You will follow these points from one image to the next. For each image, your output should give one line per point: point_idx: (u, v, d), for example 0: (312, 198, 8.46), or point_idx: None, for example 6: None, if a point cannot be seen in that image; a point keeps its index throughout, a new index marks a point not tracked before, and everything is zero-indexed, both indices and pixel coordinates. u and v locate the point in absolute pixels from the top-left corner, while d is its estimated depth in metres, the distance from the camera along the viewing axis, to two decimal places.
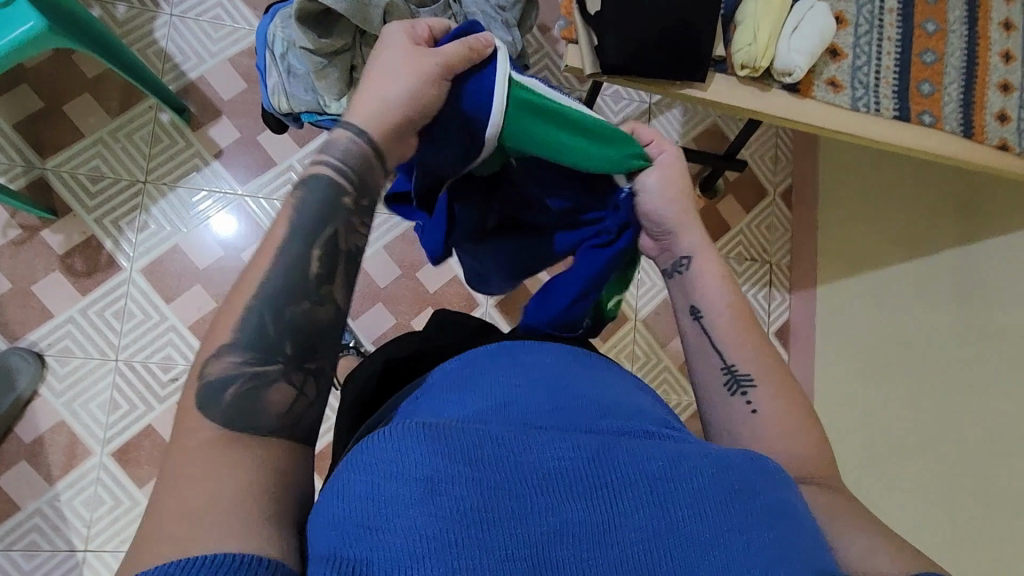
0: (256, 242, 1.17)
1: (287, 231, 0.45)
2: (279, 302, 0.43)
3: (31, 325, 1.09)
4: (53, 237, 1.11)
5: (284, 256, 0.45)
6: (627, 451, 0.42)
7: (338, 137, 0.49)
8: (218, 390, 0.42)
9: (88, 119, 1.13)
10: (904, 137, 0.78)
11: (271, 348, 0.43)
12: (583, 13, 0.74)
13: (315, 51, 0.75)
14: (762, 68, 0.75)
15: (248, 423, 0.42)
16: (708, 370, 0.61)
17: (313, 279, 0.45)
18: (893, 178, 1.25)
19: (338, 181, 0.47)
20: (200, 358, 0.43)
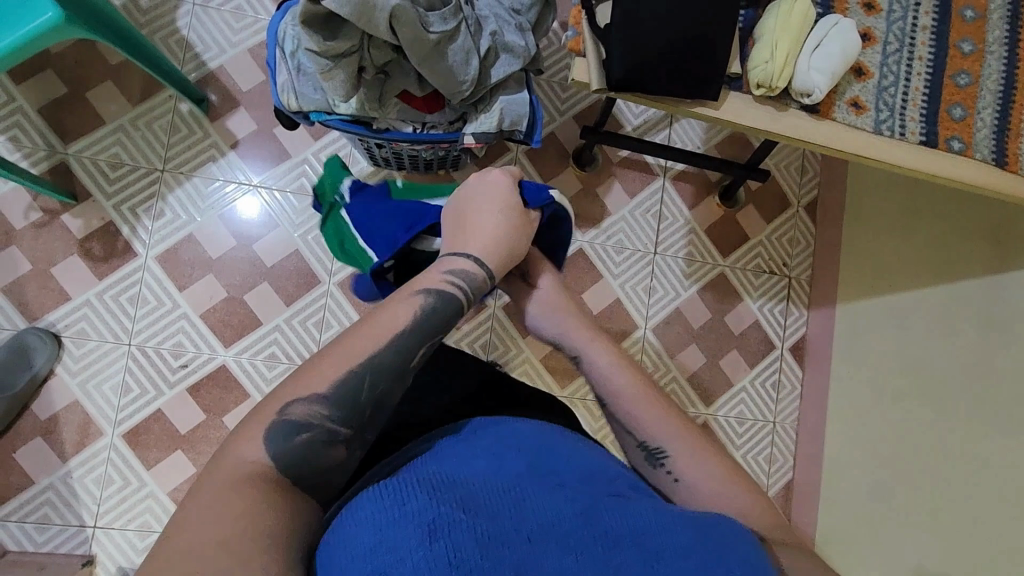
0: (269, 234, 1.18)
1: (407, 325, 0.55)
2: (377, 373, 0.51)
3: (50, 306, 1.12)
4: (72, 222, 1.13)
5: (397, 342, 0.54)
6: (611, 514, 0.45)
7: (458, 266, 0.63)
8: (292, 432, 0.47)
9: (109, 106, 1.15)
10: (929, 164, 0.75)
11: (354, 412, 0.50)
12: (591, 25, 0.73)
13: (320, 53, 0.73)
14: (778, 87, 0.72)
15: (301, 468, 0.46)
16: (629, 449, 0.65)
17: (411, 367, 0.55)
18: (909, 202, 1.19)
19: (457, 294, 0.61)
20: (289, 397, 0.49)
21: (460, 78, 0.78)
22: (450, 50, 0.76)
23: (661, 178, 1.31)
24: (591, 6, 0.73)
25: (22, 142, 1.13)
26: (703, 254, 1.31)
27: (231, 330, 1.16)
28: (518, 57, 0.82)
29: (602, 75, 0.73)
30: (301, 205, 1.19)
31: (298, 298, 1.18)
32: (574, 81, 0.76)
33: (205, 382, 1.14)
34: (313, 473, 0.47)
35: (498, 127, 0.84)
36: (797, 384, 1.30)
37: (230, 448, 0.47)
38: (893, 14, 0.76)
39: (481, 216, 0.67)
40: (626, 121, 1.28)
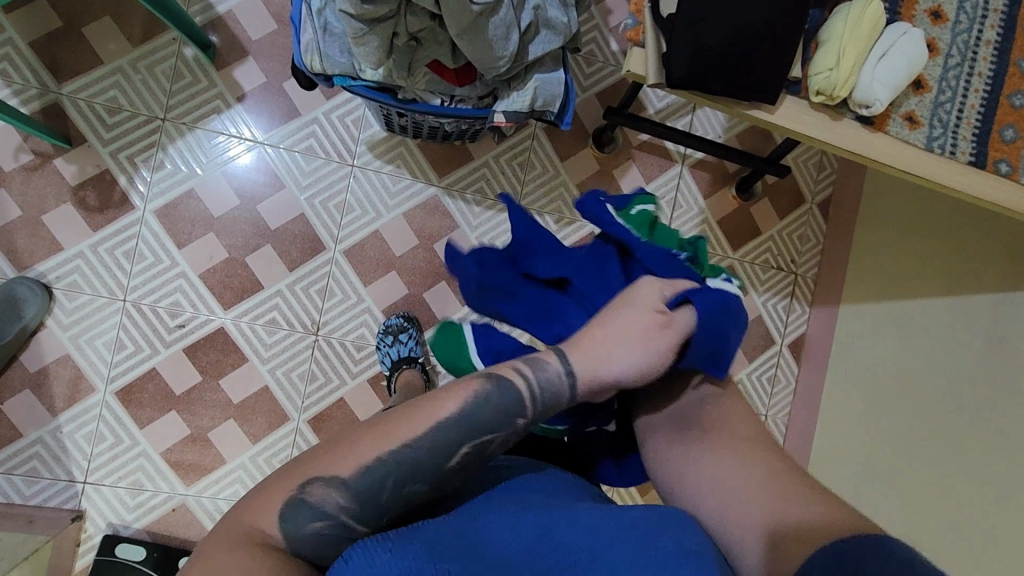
0: (273, 194, 1.13)
1: (455, 415, 0.51)
2: (408, 473, 0.48)
3: (40, 255, 1.07)
4: (66, 166, 1.08)
5: (438, 435, 0.50)
6: (559, 530, 0.46)
7: (550, 366, 0.57)
8: (305, 517, 0.46)
9: (108, 45, 1.08)
10: (973, 185, 0.75)
11: (366, 508, 0.47)
12: (654, 14, 0.71)
13: (355, 16, 0.69)
14: (839, 97, 0.71)
15: (307, 552, 0.45)
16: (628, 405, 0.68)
17: (447, 470, 0.50)
18: (912, 211, 1.19)
19: (523, 397, 0.54)
20: (311, 475, 0.47)
21: (498, 53, 0.74)
22: (491, 23, 0.72)
23: (679, 165, 1.28)
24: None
25: (12, 78, 1.06)
26: (713, 245, 1.29)
27: (231, 293, 1.12)
28: (559, 34, 0.78)
29: (660, 69, 0.71)
30: (308, 165, 1.14)
31: (301, 264, 1.14)
32: (629, 72, 0.73)
33: (202, 344, 1.11)
34: (322, 559, 0.46)
35: (530, 107, 0.81)
36: (792, 381, 1.32)
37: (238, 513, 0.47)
38: (958, 26, 0.74)
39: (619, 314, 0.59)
40: (650, 104, 1.24)
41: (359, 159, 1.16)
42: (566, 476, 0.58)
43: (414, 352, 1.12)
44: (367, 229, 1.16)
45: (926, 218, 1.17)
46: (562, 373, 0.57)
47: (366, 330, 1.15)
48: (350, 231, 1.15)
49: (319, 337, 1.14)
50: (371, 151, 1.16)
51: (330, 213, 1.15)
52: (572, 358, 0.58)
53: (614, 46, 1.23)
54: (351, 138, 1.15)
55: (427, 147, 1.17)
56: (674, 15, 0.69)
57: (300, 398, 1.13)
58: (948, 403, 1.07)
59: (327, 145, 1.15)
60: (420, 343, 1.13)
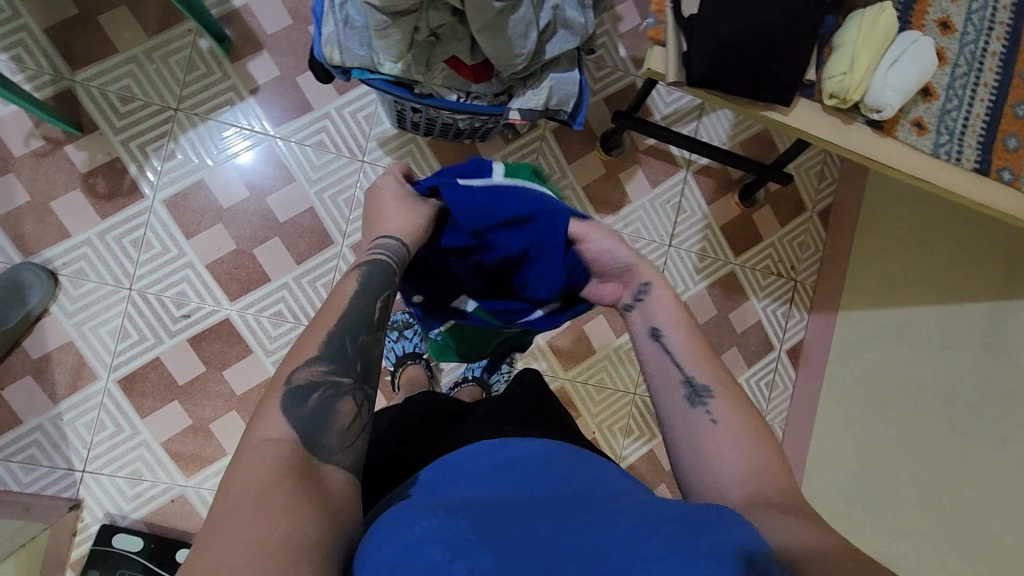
0: (282, 187, 1.14)
1: (357, 288, 0.63)
2: (353, 330, 0.58)
3: (47, 241, 1.07)
4: (76, 154, 1.08)
5: (356, 305, 0.61)
6: (604, 516, 0.45)
7: (382, 241, 0.68)
8: (301, 396, 0.52)
9: (122, 34, 1.09)
10: (977, 191, 0.77)
11: (346, 364, 0.56)
12: (676, 16, 0.73)
13: (379, 9, 0.70)
14: (852, 100, 0.73)
15: (320, 432, 0.51)
16: (662, 376, 0.65)
17: (376, 320, 0.61)
18: (916, 220, 1.21)
19: (392, 262, 0.66)
20: (291, 368, 0.54)
21: (516, 51, 0.75)
22: (511, 19, 0.73)
23: (684, 170, 1.30)
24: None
25: (25, 64, 1.06)
26: (716, 250, 1.31)
27: (237, 284, 1.12)
28: (575, 34, 0.79)
29: (680, 67, 0.73)
30: (319, 159, 1.15)
31: (309, 257, 1.14)
32: (649, 70, 0.75)
33: (207, 334, 1.11)
34: (326, 433, 0.51)
35: (545, 105, 0.82)
36: (789, 386, 1.33)
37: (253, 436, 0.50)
38: (966, 37, 0.77)
39: (384, 202, 0.73)
40: (656, 109, 1.26)
41: (369, 155, 1.16)
42: (609, 472, 0.57)
43: (418, 349, 1.12)
44: None
45: (925, 225, 1.20)
46: (394, 241, 0.68)
47: None
48: (359, 225, 1.16)
49: None
50: (381, 147, 1.17)
51: (339, 208, 1.15)
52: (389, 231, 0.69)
53: (624, 52, 1.25)
54: (361, 133, 1.16)
55: (437, 144, 1.18)
56: (695, 16, 0.71)
57: None
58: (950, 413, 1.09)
59: (338, 140, 1.15)
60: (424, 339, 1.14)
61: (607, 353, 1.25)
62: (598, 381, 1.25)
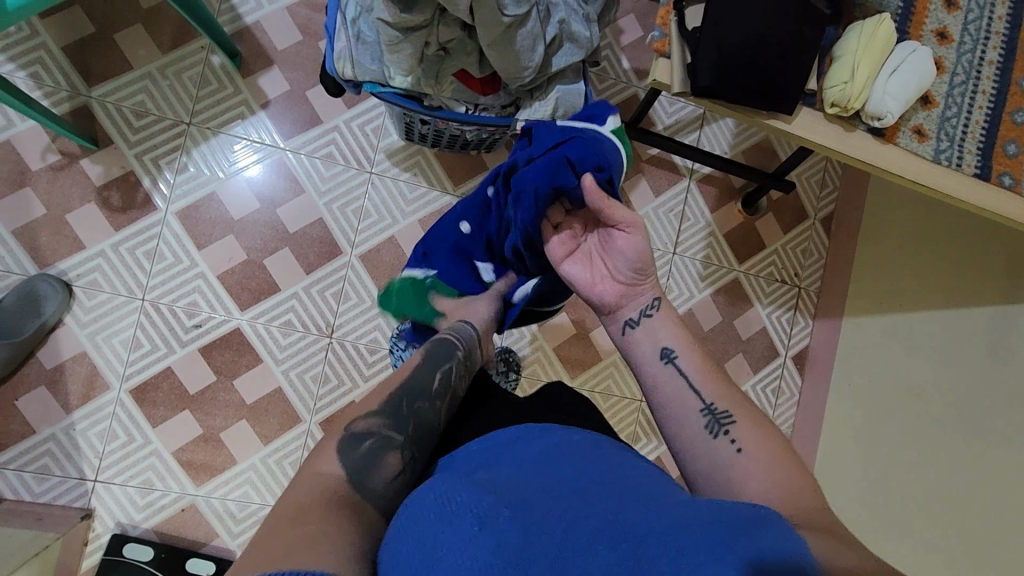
0: (292, 198, 1.16)
1: (422, 362, 0.69)
2: (408, 394, 0.65)
3: (62, 253, 1.09)
4: (92, 168, 1.10)
5: (419, 375, 0.68)
6: (645, 508, 0.45)
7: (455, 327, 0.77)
8: (355, 442, 0.60)
9: (137, 51, 1.11)
10: (979, 196, 0.78)
11: (402, 424, 0.62)
12: (681, 27, 0.74)
13: (391, 24, 0.72)
14: (853, 108, 0.75)
15: (361, 475, 0.57)
16: (684, 421, 0.62)
17: (434, 392, 0.67)
18: (913, 225, 1.23)
19: (454, 343, 0.73)
20: (350, 419, 0.62)
21: (524, 64, 0.77)
22: (520, 34, 0.75)
23: (688, 179, 1.32)
24: (681, 7, 0.75)
25: (43, 80, 1.09)
26: (720, 257, 1.32)
27: (248, 294, 1.14)
28: (581, 47, 0.81)
29: (685, 78, 0.75)
30: (328, 171, 1.17)
31: (318, 267, 1.16)
32: (654, 81, 0.77)
33: (217, 344, 1.13)
34: (367, 474, 0.57)
35: (551, 115, 0.83)
36: (796, 393, 1.34)
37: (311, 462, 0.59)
38: (963, 46, 0.78)
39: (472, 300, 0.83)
40: (659, 119, 1.28)
41: (378, 166, 1.18)
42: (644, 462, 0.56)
43: None
44: (383, 234, 1.18)
45: (926, 232, 1.23)
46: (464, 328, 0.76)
47: (379, 333, 1.17)
48: (367, 236, 1.18)
49: (333, 339, 1.16)
50: (389, 159, 1.19)
51: (348, 218, 1.17)
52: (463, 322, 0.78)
53: (627, 64, 1.27)
54: (369, 145, 1.19)
55: (444, 155, 1.20)
56: (700, 29, 0.73)
57: (313, 400, 1.14)
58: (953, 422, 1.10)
59: (347, 152, 1.18)
60: None
61: (613, 360, 1.26)
62: (604, 388, 1.25)
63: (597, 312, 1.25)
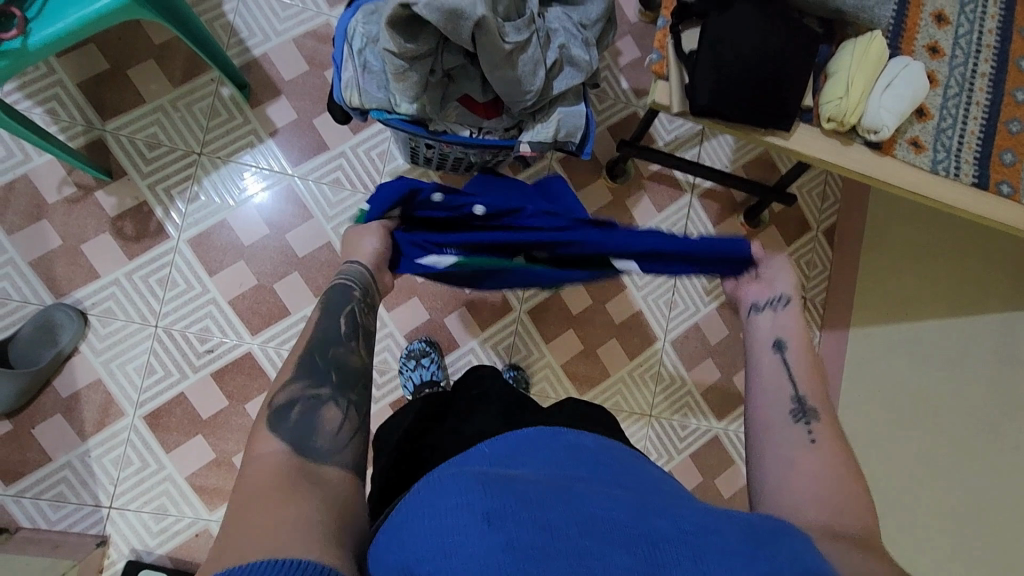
0: (300, 223, 1.18)
1: (320, 313, 0.67)
2: (322, 347, 0.64)
3: (78, 283, 1.11)
4: (106, 199, 1.13)
5: (323, 326, 0.65)
6: (659, 515, 0.45)
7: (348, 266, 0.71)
8: (284, 412, 0.57)
9: (149, 85, 1.15)
10: (978, 205, 0.79)
11: (320, 377, 0.61)
12: (677, 51, 0.77)
13: (398, 55, 0.73)
14: (849, 123, 0.76)
15: (307, 439, 0.55)
16: (775, 401, 0.63)
17: (343, 334, 0.65)
18: (915, 235, 1.26)
19: (354, 283, 0.69)
20: (270, 397, 0.59)
21: (526, 88, 0.79)
22: (521, 59, 0.77)
23: (689, 194, 1.33)
24: (678, 31, 0.77)
25: (59, 116, 1.12)
26: None
27: (259, 319, 1.15)
28: (581, 70, 0.84)
29: (684, 99, 0.77)
30: (335, 196, 1.19)
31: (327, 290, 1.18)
32: (653, 102, 0.78)
33: (230, 368, 1.14)
34: (314, 437, 0.56)
35: (554, 137, 0.85)
36: None
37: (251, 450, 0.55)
38: (955, 59, 0.80)
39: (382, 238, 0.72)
40: (659, 137, 1.30)
41: None
42: (653, 473, 0.57)
43: (436, 377, 1.14)
44: None
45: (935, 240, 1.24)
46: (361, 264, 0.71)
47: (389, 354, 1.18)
48: None
49: None
50: None
51: None
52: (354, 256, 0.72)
53: (626, 84, 1.30)
54: (375, 170, 1.21)
55: (448, 177, 1.23)
56: (696, 50, 0.75)
57: None
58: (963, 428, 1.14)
59: (353, 177, 1.20)
60: (442, 366, 1.16)
61: (621, 376, 1.26)
62: (613, 403, 1.25)
63: (603, 328, 1.26)
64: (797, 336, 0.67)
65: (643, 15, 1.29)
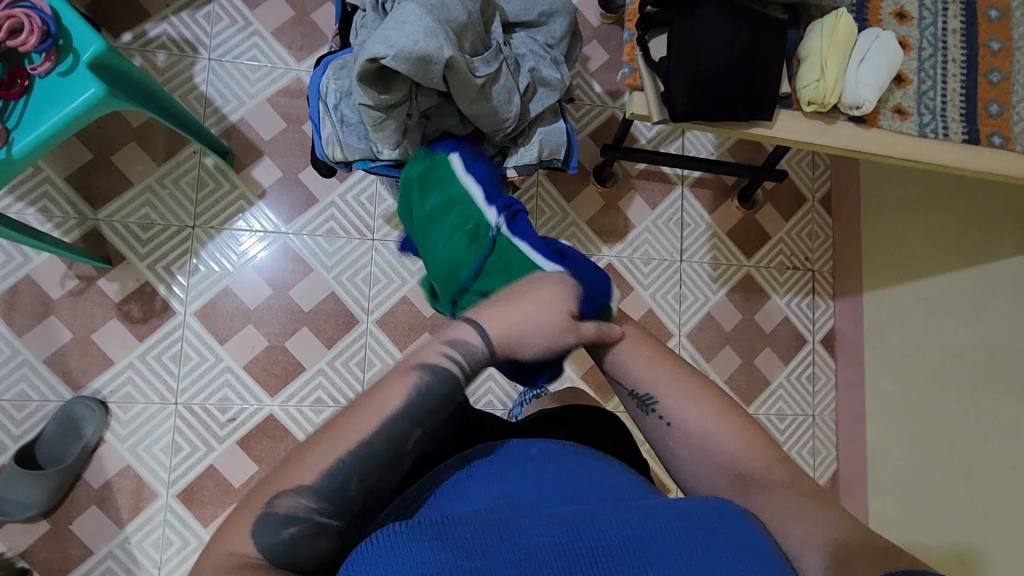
0: (302, 278, 1.19)
1: (401, 405, 0.55)
2: (366, 467, 0.53)
3: (94, 373, 1.12)
4: (109, 286, 1.14)
5: (391, 427, 0.54)
6: (602, 521, 0.50)
7: (466, 337, 0.60)
8: (280, 526, 0.49)
9: (135, 168, 1.16)
10: (971, 160, 0.79)
11: (341, 506, 0.52)
12: (647, 61, 0.77)
13: (373, 107, 0.74)
14: (829, 103, 0.76)
15: (293, 562, 0.49)
16: (624, 400, 0.69)
17: (403, 451, 0.55)
18: (914, 195, 1.23)
19: (456, 374, 0.58)
20: (274, 491, 0.51)
21: (504, 116, 0.79)
22: (494, 90, 0.78)
23: (680, 186, 1.33)
24: (645, 42, 0.77)
25: (52, 213, 1.13)
26: (727, 256, 1.33)
27: (276, 379, 1.16)
28: (554, 89, 0.84)
29: (662, 108, 0.77)
30: (332, 246, 1.20)
31: (338, 339, 1.18)
32: (631, 115, 0.79)
33: (254, 434, 1.14)
34: (300, 564, 0.50)
35: (538, 157, 0.86)
36: (832, 375, 1.33)
37: (222, 538, 0.50)
38: (924, 21, 0.80)
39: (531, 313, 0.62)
40: (641, 136, 1.31)
41: (378, 232, 1.21)
42: (607, 472, 0.61)
43: None
44: (394, 296, 1.20)
45: (923, 197, 1.23)
46: (479, 342, 0.60)
47: None
48: (380, 301, 1.20)
49: None
50: (387, 224, 1.22)
51: (358, 288, 1.20)
52: (483, 325, 0.61)
53: (600, 87, 1.30)
54: (367, 214, 1.21)
55: None
56: (666, 58, 0.75)
57: None
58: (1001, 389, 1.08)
59: (346, 225, 1.21)
60: None
61: None
62: None
63: None
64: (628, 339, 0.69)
65: (605, 18, 1.30)
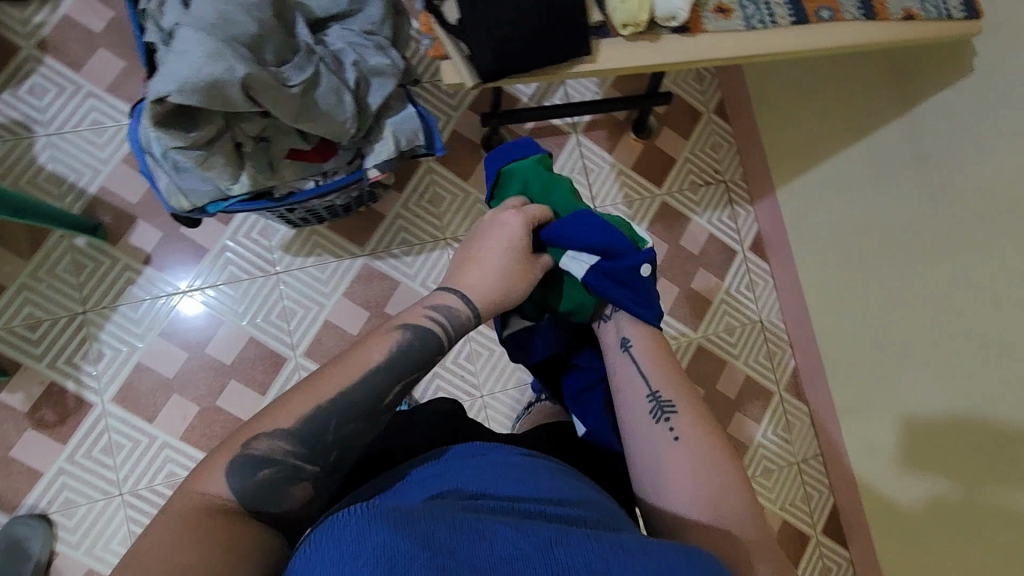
0: (217, 332, 1.14)
1: (383, 358, 0.61)
2: (347, 413, 0.57)
3: (25, 488, 1.06)
4: (13, 397, 1.08)
5: (369, 380, 0.59)
6: (577, 538, 0.47)
7: (447, 299, 0.68)
8: (254, 466, 0.53)
9: (4, 269, 1.09)
10: (805, 39, 0.79)
11: (316, 452, 0.56)
12: (443, 26, 0.76)
13: (190, 146, 0.72)
14: (643, 22, 0.75)
15: (266, 505, 0.53)
16: (634, 395, 0.72)
17: (382, 406, 0.59)
18: (797, 77, 1.21)
19: (438, 330, 0.65)
20: (251, 435, 0.55)
21: (340, 117, 0.75)
22: (317, 94, 0.74)
23: (574, 134, 1.31)
24: (435, 8, 0.76)
25: None
26: (638, 191, 1.32)
27: (217, 440, 1.11)
28: (389, 76, 0.79)
29: (472, 71, 0.76)
30: (237, 291, 1.15)
31: (270, 383, 1.14)
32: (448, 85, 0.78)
33: None
34: (270, 507, 0.53)
35: (396, 150, 0.81)
36: (768, 279, 1.35)
37: None
38: None
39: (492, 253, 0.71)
40: (520, 95, 1.27)
41: (280, 264, 1.17)
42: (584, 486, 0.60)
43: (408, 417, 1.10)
44: (316, 323, 1.17)
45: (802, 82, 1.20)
46: (459, 300, 0.68)
47: None
48: (302, 332, 1.16)
49: None
50: (287, 253, 1.17)
51: (277, 325, 1.16)
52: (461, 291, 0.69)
53: None
54: (264, 249, 1.17)
55: (337, 224, 1.19)
56: (460, 18, 0.74)
57: None
58: (917, 248, 1.04)
59: (246, 266, 1.16)
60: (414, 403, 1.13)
61: None
62: None
63: None
64: (655, 362, 0.74)
65: None
